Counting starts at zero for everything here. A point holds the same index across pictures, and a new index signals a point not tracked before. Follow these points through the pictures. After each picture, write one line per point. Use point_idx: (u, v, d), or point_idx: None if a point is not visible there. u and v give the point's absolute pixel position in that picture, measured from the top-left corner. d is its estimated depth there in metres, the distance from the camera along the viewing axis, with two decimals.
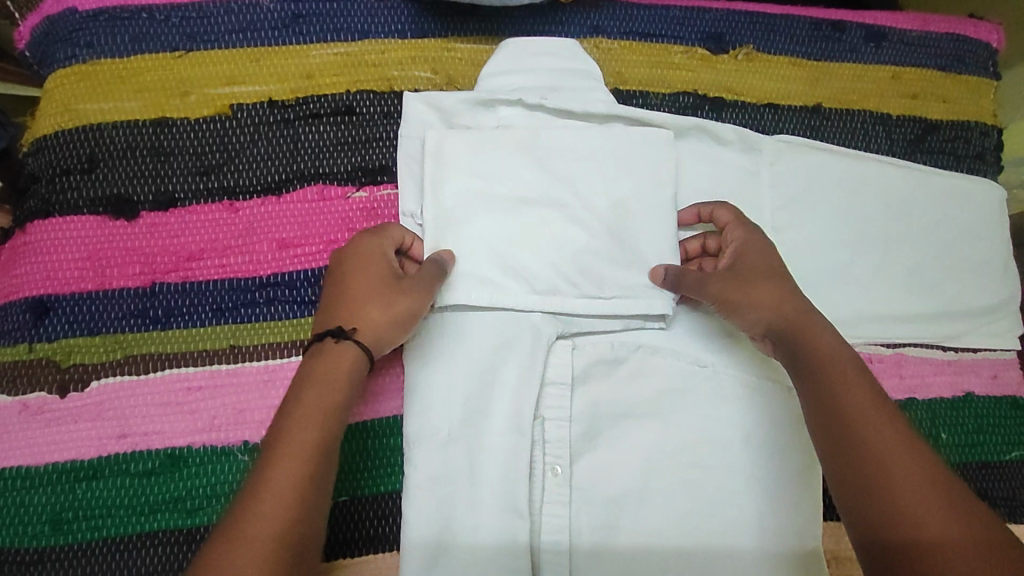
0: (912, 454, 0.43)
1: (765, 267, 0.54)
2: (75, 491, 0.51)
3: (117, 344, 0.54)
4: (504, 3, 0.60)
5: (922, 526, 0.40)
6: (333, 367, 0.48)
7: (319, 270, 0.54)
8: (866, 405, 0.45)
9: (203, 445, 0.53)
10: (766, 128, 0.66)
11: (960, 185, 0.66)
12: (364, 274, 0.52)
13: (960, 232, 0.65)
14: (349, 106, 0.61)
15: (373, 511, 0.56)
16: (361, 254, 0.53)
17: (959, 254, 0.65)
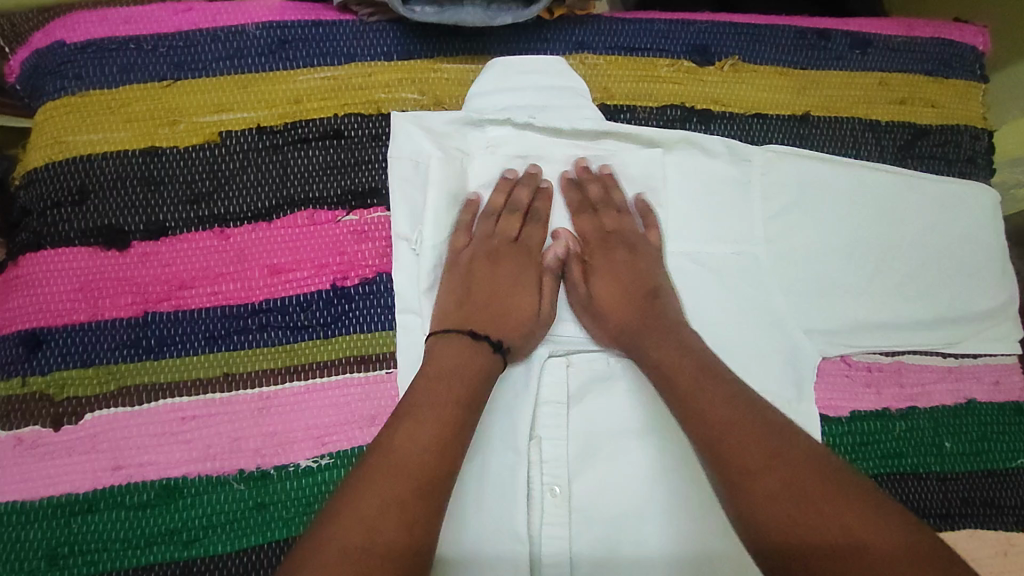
0: (780, 446, 0.44)
1: (626, 266, 0.59)
2: (70, 525, 0.51)
3: (110, 375, 0.54)
4: (489, 23, 0.60)
5: (803, 522, 0.41)
6: (461, 366, 0.51)
7: (472, 284, 0.58)
8: (729, 407, 0.47)
9: (197, 475, 0.53)
10: (754, 138, 0.66)
11: (951, 189, 0.66)
12: (499, 293, 0.58)
13: (954, 236, 0.65)
14: (338, 130, 0.61)
15: None
16: (508, 281, 0.59)
17: (954, 258, 0.64)
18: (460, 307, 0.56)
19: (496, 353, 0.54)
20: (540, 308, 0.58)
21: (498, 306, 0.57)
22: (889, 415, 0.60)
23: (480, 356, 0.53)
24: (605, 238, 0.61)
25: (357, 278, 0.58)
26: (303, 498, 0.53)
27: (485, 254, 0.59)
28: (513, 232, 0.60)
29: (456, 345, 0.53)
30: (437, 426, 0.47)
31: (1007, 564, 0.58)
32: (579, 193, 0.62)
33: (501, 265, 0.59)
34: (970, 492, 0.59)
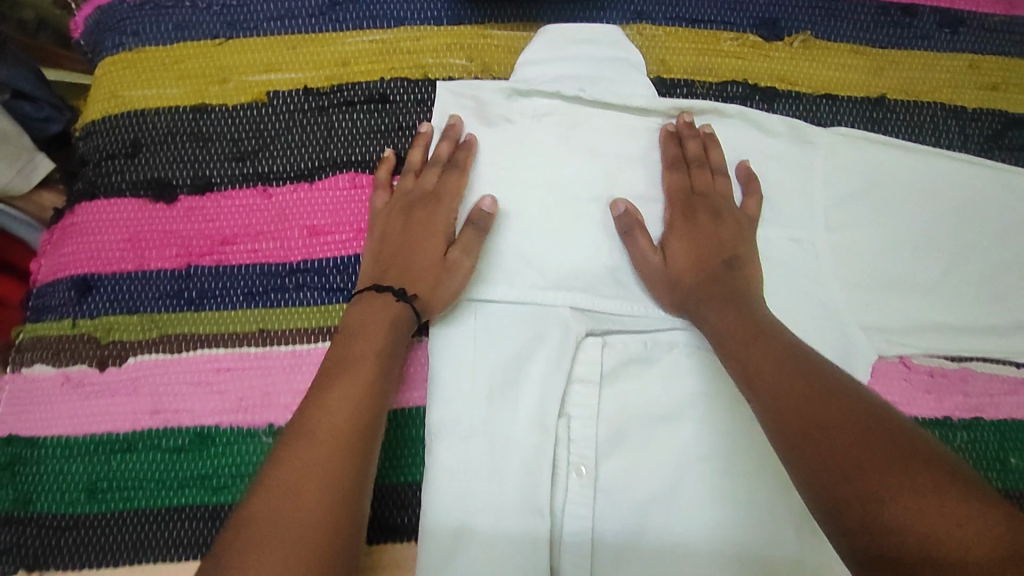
0: (844, 408, 0.41)
1: (708, 230, 0.56)
2: (110, 462, 0.53)
3: (153, 323, 0.56)
4: None
5: (851, 476, 0.37)
6: (366, 315, 0.51)
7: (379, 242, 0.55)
8: (790, 368, 0.44)
9: (230, 425, 0.54)
10: (822, 120, 0.61)
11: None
12: (410, 237, 0.55)
13: None
14: (383, 93, 0.60)
15: (393, 501, 0.54)
16: (431, 232, 0.55)
17: None
18: (385, 273, 0.54)
19: (400, 300, 0.52)
20: (447, 255, 0.54)
21: (410, 251, 0.54)
22: (951, 424, 0.56)
23: (380, 310, 0.51)
24: (687, 200, 0.57)
25: None
26: None
27: (400, 207, 0.56)
28: (431, 182, 0.57)
29: (366, 300, 0.52)
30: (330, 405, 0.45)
31: None
32: (677, 150, 0.59)
33: (435, 216, 0.55)
34: None
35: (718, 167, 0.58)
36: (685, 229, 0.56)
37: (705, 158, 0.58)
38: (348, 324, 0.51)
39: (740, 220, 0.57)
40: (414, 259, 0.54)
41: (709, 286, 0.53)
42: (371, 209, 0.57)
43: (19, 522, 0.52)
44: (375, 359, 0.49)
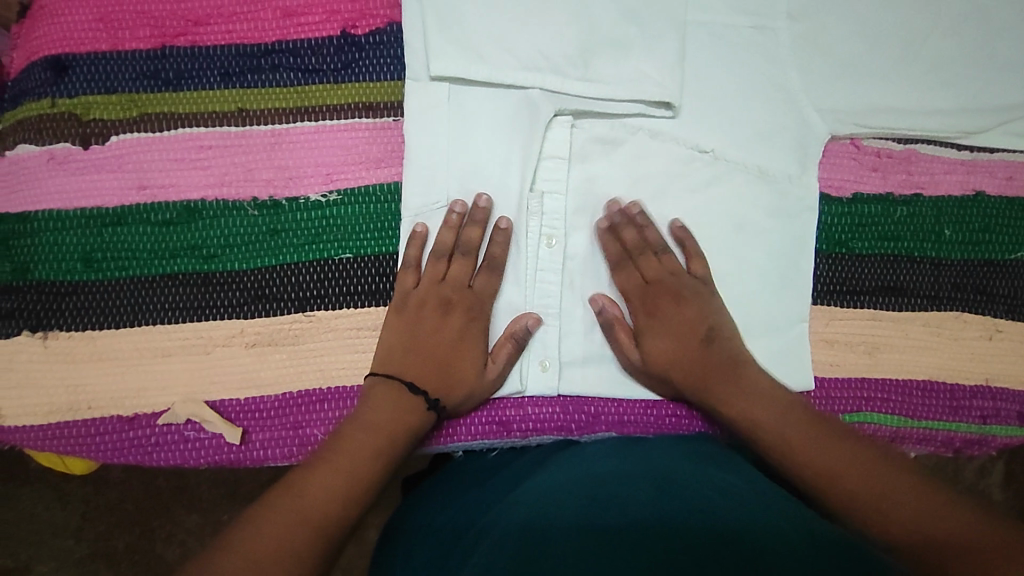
0: (815, 424, 0.49)
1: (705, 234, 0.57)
2: (102, 235, 0.55)
3: (133, 103, 0.56)
4: None
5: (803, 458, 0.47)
6: (392, 416, 0.50)
7: (404, 342, 0.54)
8: (764, 395, 0.51)
9: (215, 199, 0.56)
10: None
11: None
12: (445, 337, 0.54)
13: (993, 25, 0.62)
14: None
15: (373, 268, 0.56)
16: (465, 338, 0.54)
17: (992, 47, 0.62)
18: (405, 361, 0.53)
19: (430, 409, 0.52)
20: (485, 366, 0.54)
21: (443, 367, 0.53)
22: (892, 199, 0.61)
23: (404, 408, 0.51)
24: (646, 292, 0.55)
25: (365, 27, 0.58)
26: (312, 228, 0.56)
27: (434, 303, 0.54)
28: (464, 278, 0.55)
29: (391, 392, 0.51)
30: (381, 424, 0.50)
31: (990, 345, 0.60)
32: (616, 243, 0.57)
33: (450, 308, 0.54)
34: (964, 280, 0.60)
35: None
36: (653, 330, 0.54)
37: (646, 244, 0.56)
38: (360, 411, 0.51)
39: (700, 291, 0.56)
40: (432, 356, 0.53)
41: (693, 364, 0.53)
42: (400, 291, 0.55)
43: (18, 290, 0.55)
44: (378, 435, 0.49)
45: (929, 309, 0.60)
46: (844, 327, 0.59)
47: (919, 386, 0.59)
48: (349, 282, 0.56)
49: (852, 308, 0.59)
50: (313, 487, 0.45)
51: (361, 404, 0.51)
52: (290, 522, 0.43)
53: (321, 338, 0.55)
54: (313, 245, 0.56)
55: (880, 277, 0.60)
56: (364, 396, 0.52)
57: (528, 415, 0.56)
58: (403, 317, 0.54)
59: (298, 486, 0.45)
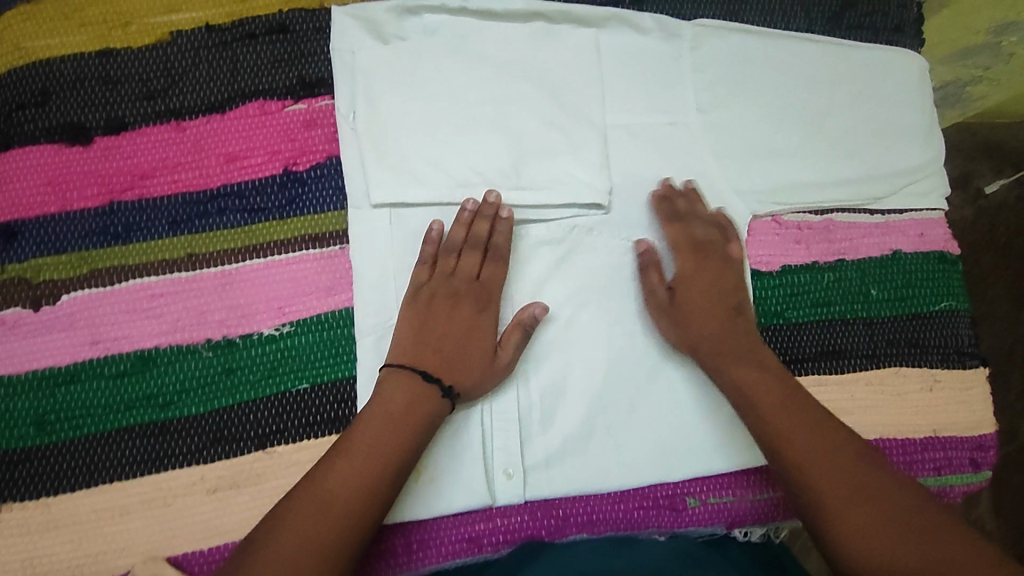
0: (834, 433, 0.52)
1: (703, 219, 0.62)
2: (56, 395, 0.56)
3: (82, 260, 0.58)
4: None
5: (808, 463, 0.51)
6: (411, 404, 0.52)
7: (420, 329, 0.56)
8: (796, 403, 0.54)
9: (168, 345, 0.57)
10: (685, 16, 0.68)
11: (875, 60, 0.69)
12: (457, 328, 0.56)
13: (881, 100, 0.68)
14: (282, 24, 0.63)
15: (331, 395, 0.58)
16: (476, 325, 0.56)
17: (883, 119, 0.68)
18: (421, 350, 0.55)
19: (445, 398, 0.54)
20: (497, 355, 0.56)
21: (459, 355, 0.55)
22: (819, 267, 0.65)
23: (422, 400, 0.53)
24: (699, 257, 0.60)
25: (306, 164, 0.61)
26: (267, 362, 0.58)
27: (445, 293, 0.57)
28: (472, 270, 0.58)
29: (409, 382, 0.53)
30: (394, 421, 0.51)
31: (931, 395, 0.64)
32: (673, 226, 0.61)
33: (460, 299, 0.57)
34: (896, 335, 0.65)
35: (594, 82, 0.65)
36: (687, 277, 0.60)
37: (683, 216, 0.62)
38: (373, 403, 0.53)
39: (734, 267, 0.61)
40: (446, 345, 0.55)
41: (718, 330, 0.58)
42: (414, 283, 0.58)
43: None
44: (399, 425, 0.51)
45: (869, 367, 0.63)
46: None
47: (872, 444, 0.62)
48: (308, 413, 0.57)
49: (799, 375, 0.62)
50: (335, 480, 0.49)
51: (382, 388, 0.53)
52: (320, 517, 0.47)
53: (281, 473, 0.56)
54: (270, 379, 0.57)
55: (820, 342, 0.63)
56: (384, 383, 0.53)
57: (498, 526, 0.57)
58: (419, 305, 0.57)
59: (326, 477, 0.49)
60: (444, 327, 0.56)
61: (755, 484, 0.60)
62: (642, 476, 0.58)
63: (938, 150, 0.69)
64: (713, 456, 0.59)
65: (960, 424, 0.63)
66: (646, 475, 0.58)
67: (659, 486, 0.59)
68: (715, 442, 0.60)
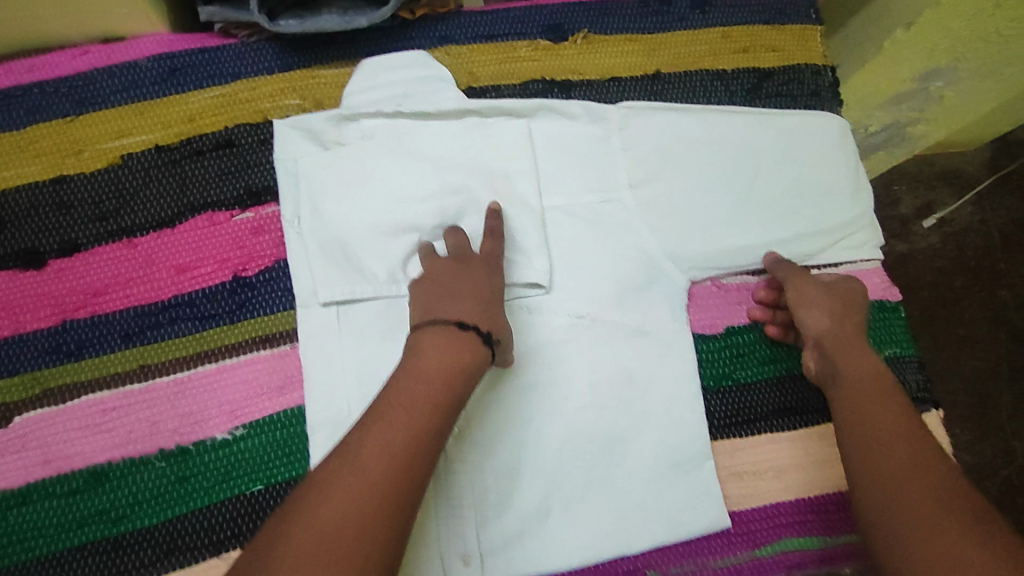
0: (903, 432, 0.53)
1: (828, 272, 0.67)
2: (8, 518, 0.56)
3: (35, 380, 0.59)
4: (346, 28, 0.64)
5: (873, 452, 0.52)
6: (450, 354, 0.54)
7: (435, 291, 0.58)
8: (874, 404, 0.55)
9: (120, 459, 0.57)
10: (613, 99, 0.72)
11: (797, 124, 0.73)
12: (474, 284, 0.59)
13: (807, 161, 0.72)
14: (228, 139, 0.66)
15: (286, 495, 0.58)
16: (483, 281, 0.59)
17: (811, 179, 0.71)
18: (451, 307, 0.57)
19: (486, 343, 0.55)
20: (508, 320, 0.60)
21: (488, 308, 0.58)
22: (761, 327, 0.67)
23: (463, 347, 0.54)
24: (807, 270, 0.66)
25: (255, 268, 0.64)
26: (220, 468, 0.58)
27: (454, 262, 0.60)
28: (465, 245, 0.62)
29: (444, 335, 0.54)
30: (424, 384, 0.52)
31: None
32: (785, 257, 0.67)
33: (474, 269, 0.60)
34: None
35: (529, 166, 0.68)
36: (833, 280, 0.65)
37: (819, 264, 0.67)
38: (405, 364, 0.54)
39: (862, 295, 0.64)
40: (472, 306, 0.57)
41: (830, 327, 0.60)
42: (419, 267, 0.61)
43: None
44: (434, 381, 0.52)
45: (824, 422, 0.65)
46: (748, 456, 0.63)
47: (831, 500, 0.62)
48: (262, 516, 0.57)
49: (749, 435, 0.64)
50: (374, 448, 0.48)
51: (422, 349, 0.54)
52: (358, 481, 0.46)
53: None
54: (223, 484, 0.58)
55: (771, 402, 0.65)
56: (421, 343, 0.54)
57: None
58: (436, 277, 0.59)
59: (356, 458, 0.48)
60: (464, 294, 0.58)
61: (715, 550, 0.60)
62: (601, 554, 0.59)
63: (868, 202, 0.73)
64: (671, 526, 0.60)
65: None
66: (605, 551, 0.59)
67: (619, 561, 0.60)
68: (671, 512, 0.60)
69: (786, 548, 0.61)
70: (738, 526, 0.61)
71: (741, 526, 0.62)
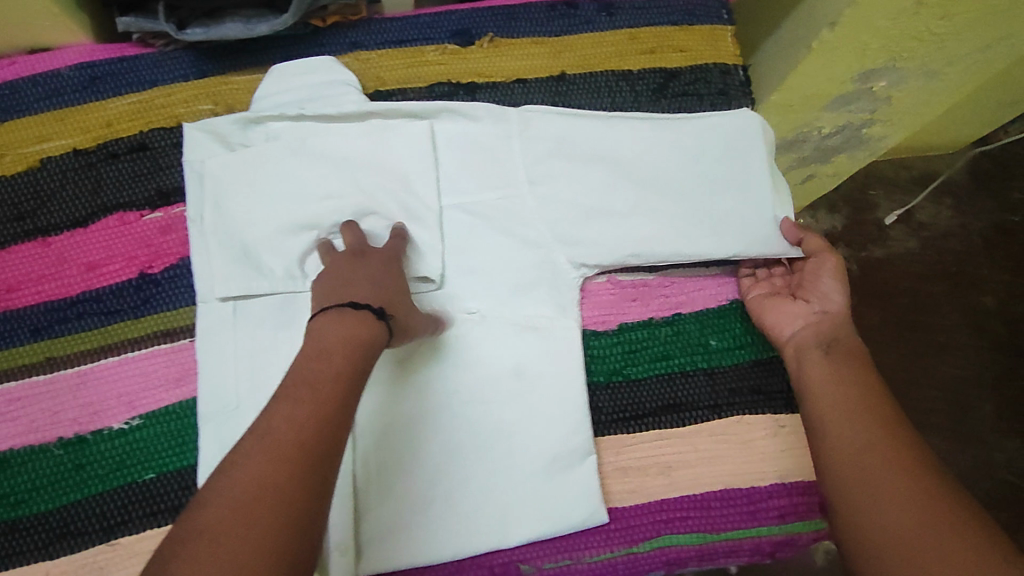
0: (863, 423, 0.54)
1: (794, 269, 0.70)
2: None
3: None
4: (249, 34, 0.67)
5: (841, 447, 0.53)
6: (346, 330, 0.53)
7: (336, 277, 0.59)
8: (845, 410, 0.55)
9: (22, 446, 0.61)
10: (517, 101, 0.75)
11: (711, 124, 0.73)
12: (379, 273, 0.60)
13: (715, 160, 0.72)
14: (142, 143, 0.70)
15: (176, 483, 0.60)
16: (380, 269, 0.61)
17: (717, 178, 0.71)
18: (346, 291, 0.57)
19: (379, 318, 0.55)
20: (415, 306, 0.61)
21: (390, 291, 0.59)
22: (655, 323, 0.68)
23: (359, 323, 0.53)
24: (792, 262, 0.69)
25: (161, 265, 0.67)
26: (115, 456, 0.61)
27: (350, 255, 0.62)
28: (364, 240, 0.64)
29: (337, 317, 0.54)
30: (324, 356, 0.51)
31: (777, 441, 0.65)
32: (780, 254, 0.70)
33: (374, 260, 0.62)
34: (738, 384, 0.67)
35: (429, 165, 0.70)
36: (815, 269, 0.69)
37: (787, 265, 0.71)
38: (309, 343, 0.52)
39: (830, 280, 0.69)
40: (372, 287, 0.58)
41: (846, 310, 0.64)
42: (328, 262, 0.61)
43: None
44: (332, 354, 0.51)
45: (712, 418, 0.65)
46: (631, 453, 0.64)
47: (715, 496, 0.63)
48: (152, 502, 0.60)
49: (637, 432, 0.64)
50: (284, 418, 0.46)
51: (319, 329, 0.53)
52: (269, 451, 0.44)
53: (125, 562, 0.59)
54: (117, 472, 0.60)
55: (659, 398, 0.65)
56: (318, 324, 0.53)
57: None
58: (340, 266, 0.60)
59: (264, 433, 0.45)
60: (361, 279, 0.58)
61: (592, 545, 0.61)
62: (478, 545, 0.60)
63: (780, 200, 0.72)
64: (548, 520, 0.61)
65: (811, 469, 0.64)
66: (483, 541, 0.60)
67: (497, 553, 0.61)
68: (552, 504, 0.61)
69: (662, 544, 0.62)
70: (618, 522, 0.62)
71: (621, 522, 0.62)
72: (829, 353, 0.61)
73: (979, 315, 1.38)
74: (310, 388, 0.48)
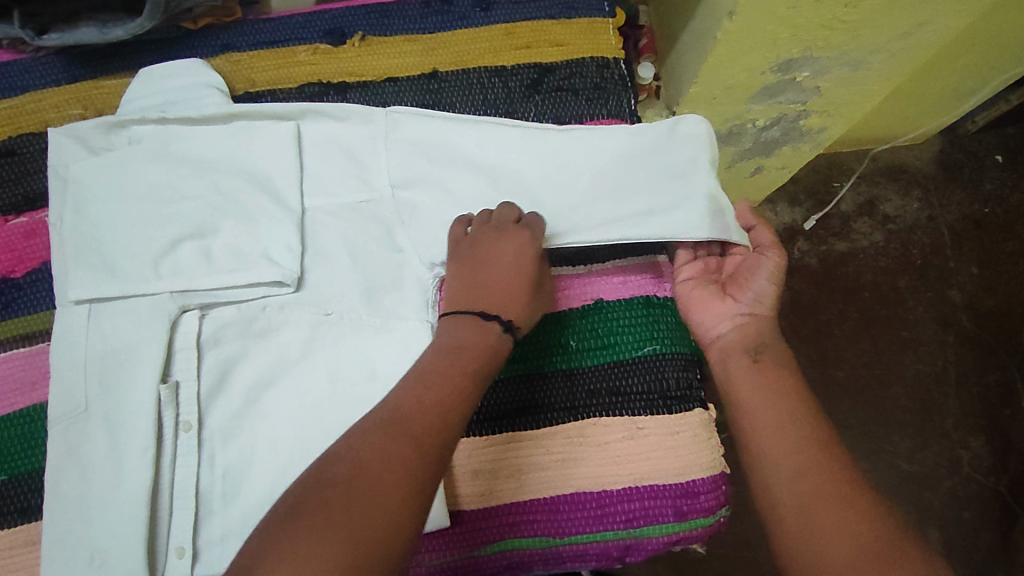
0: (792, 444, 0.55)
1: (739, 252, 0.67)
2: None
3: None
4: (104, 38, 0.67)
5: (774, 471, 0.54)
6: (481, 342, 0.58)
7: (483, 265, 0.62)
8: (774, 430, 0.56)
9: None
10: (387, 100, 0.73)
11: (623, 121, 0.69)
12: (502, 258, 0.62)
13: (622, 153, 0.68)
14: (10, 149, 0.71)
15: (25, 486, 0.62)
16: (513, 253, 0.63)
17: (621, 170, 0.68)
18: (477, 293, 0.62)
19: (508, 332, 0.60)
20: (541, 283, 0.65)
21: (508, 282, 0.62)
22: None
23: (470, 333, 0.59)
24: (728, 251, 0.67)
25: (23, 270, 0.67)
26: None
27: (489, 233, 0.64)
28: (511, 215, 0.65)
29: (462, 322, 0.60)
30: (447, 379, 0.54)
31: (633, 443, 0.64)
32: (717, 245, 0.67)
33: (512, 242, 0.63)
34: (597, 385, 0.66)
35: (291, 166, 0.69)
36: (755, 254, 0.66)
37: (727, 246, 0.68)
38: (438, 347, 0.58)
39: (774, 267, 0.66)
40: (511, 291, 0.62)
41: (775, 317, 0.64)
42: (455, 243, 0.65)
43: None
44: (460, 372, 0.55)
45: (568, 421, 0.64)
46: (484, 455, 0.63)
47: (563, 499, 0.63)
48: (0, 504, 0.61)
49: (489, 435, 0.64)
50: (363, 447, 0.49)
51: (447, 330, 0.60)
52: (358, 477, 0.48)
53: None
54: None
55: (515, 400, 0.65)
56: (450, 325, 0.60)
57: None
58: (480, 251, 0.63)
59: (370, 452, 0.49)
60: (513, 275, 0.63)
61: (435, 547, 0.62)
62: None
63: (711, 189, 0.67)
64: None
65: (665, 471, 0.64)
66: None
67: None
68: None
69: (504, 548, 0.63)
70: (465, 526, 0.62)
71: (467, 525, 0.62)
72: (757, 359, 0.61)
73: (946, 310, 1.32)
74: (442, 407, 0.53)
